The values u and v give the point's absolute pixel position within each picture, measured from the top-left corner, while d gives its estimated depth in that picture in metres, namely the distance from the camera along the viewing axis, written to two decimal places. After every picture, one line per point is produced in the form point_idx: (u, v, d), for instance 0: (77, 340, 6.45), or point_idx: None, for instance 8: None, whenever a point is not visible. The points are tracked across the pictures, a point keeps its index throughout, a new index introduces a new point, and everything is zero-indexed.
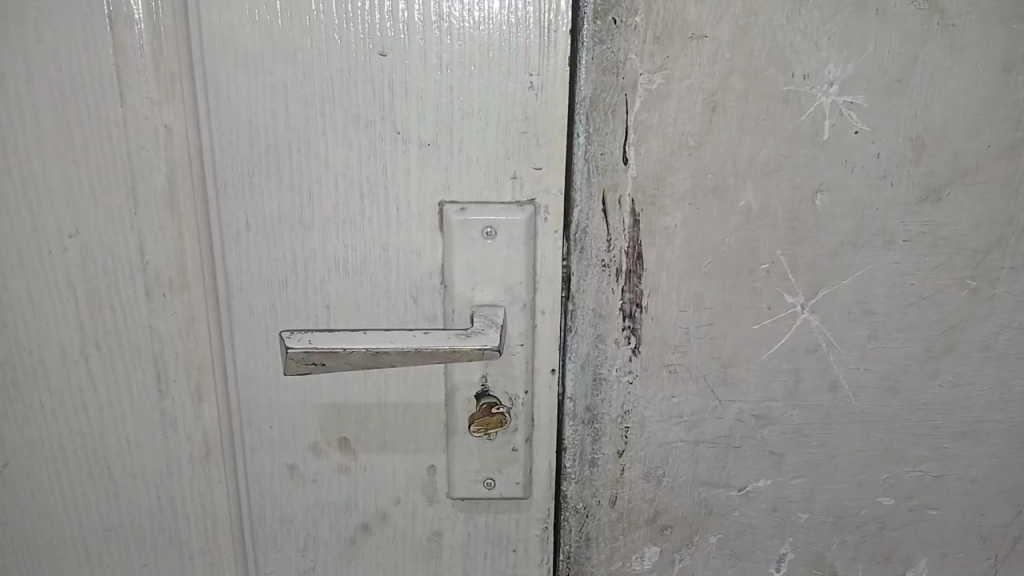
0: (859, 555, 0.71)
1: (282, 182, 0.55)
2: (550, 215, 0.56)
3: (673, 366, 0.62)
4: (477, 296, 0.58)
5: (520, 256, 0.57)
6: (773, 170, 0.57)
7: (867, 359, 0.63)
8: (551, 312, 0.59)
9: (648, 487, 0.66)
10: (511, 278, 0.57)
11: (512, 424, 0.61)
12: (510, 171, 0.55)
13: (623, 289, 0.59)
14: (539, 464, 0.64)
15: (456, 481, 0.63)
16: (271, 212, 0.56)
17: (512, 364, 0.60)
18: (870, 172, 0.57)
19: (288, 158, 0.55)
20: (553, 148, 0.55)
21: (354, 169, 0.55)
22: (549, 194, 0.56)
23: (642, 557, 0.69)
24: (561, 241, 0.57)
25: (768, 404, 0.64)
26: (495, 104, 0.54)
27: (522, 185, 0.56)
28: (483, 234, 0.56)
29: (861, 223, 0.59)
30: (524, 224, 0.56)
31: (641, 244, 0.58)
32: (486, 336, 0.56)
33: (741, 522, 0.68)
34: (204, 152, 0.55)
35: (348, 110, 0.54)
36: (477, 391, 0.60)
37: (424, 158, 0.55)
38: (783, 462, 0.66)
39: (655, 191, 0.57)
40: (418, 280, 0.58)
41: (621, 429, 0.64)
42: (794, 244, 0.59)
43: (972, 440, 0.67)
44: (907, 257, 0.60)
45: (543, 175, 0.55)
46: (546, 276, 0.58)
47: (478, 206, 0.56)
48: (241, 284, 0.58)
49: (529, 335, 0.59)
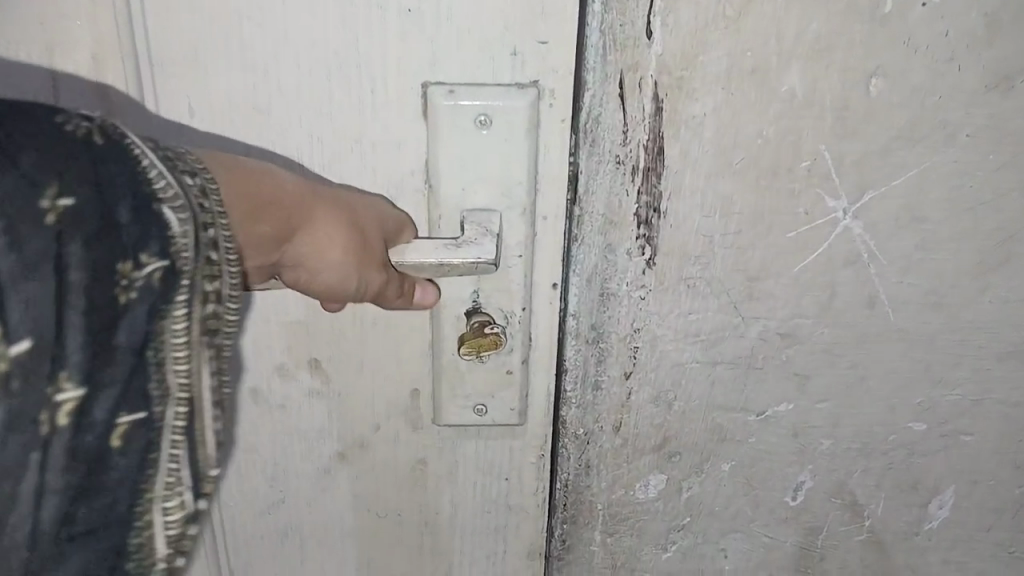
0: (882, 481, 0.65)
1: (234, 61, 0.46)
2: (557, 100, 0.48)
3: (692, 280, 0.54)
4: (467, 199, 0.50)
5: (521, 151, 0.48)
6: (821, 50, 0.48)
7: (910, 272, 0.55)
8: (555, 218, 0.51)
9: (657, 413, 0.59)
10: (511, 179, 0.49)
11: (508, 345, 0.54)
12: (509, 46, 0.46)
13: (639, 191, 0.51)
14: (536, 386, 0.57)
15: (442, 408, 0.56)
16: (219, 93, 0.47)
17: (509, 277, 0.52)
18: (935, 53, 0.48)
19: (239, 28, 0.45)
20: (563, 19, 0.46)
21: (320, 42, 0.46)
22: (556, 75, 0.47)
23: (646, 486, 0.63)
24: (568, 133, 0.49)
25: (796, 321, 0.56)
26: None
27: (523, 64, 0.47)
28: (477, 123, 0.48)
29: (920, 115, 0.50)
30: (526, 112, 0.47)
31: (662, 137, 0.49)
32: (479, 247, 0.48)
33: (757, 448, 0.62)
34: (134, 18, 0.45)
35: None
36: (469, 308, 0.53)
37: (406, 30, 0.46)
38: (807, 385, 0.59)
39: (682, 72, 0.48)
40: (397, 179, 0.50)
41: (630, 350, 0.57)
42: (839, 138, 0.50)
43: (1015, 361, 0.60)
44: (968, 156, 0.51)
45: (550, 51, 0.47)
46: (549, 175, 0.50)
47: (471, 89, 0.47)
48: None
49: (528, 244, 0.51)
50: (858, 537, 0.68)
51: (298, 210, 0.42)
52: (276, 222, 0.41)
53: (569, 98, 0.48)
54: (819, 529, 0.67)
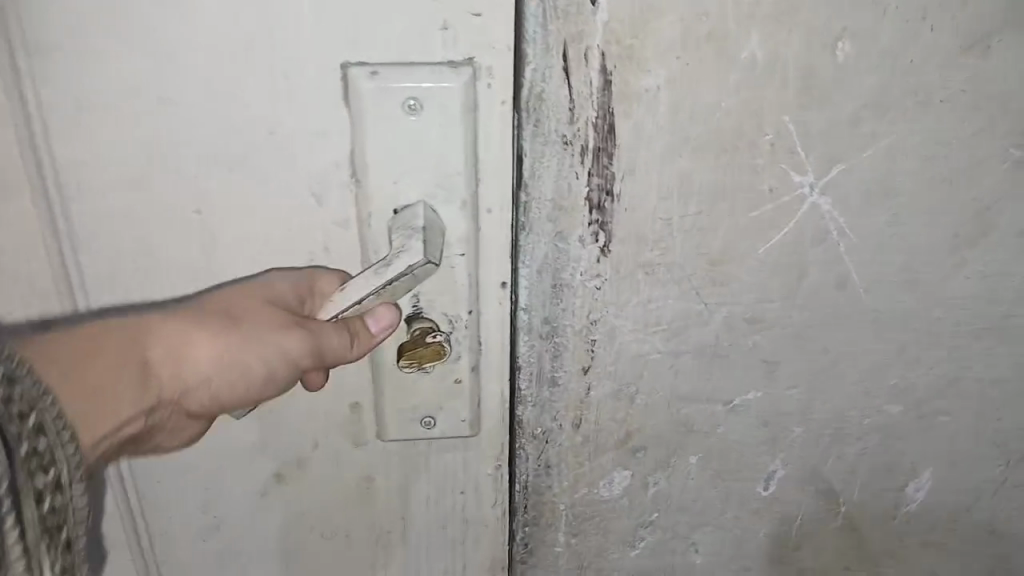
0: (857, 467, 0.62)
1: (117, 44, 0.41)
2: (495, 79, 0.43)
3: (651, 266, 0.50)
4: (400, 193, 0.45)
5: (457, 137, 0.44)
6: (785, 11, 0.43)
7: (883, 248, 0.52)
8: (500, 211, 0.46)
9: (619, 407, 0.56)
10: (447, 169, 0.44)
11: (454, 352, 0.50)
12: (439, 20, 0.42)
13: (590, 173, 0.47)
14: (490, 394, 0.53)
15: (386, 419, 0.52)
16: (101, 83, 0.41)
17: (453, 278, 0.47)
18: (907, 12, 0.44)
19: (120, 4, 0.40)
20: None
21: (223, 23, 0.41)
22: (493, 51, 0.42)
23: (611, 483, 0.59)
24: (511, 114, 0.44)
25: (764, 304, 0.53)
26: None
27: (455, 40, 0.42)
28: (406, 108, 0.43)
29: (890, 80, 0.46)
30: (460, 93, 0.43)
31: (613, 113, 0.45)
32: (411, 252, 0.44)
33: (726, 440, 0.58)
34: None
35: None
36: (409, 314, 0.48)
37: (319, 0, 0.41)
38: (777, 371, 0.56)
39: (633, 40, 0.43)
40: (321, 171, 0.45)
41: (587, 342, 0.53)
42: (806, 108, 0.46)
43: (995, 338, 0.57)
44: (941, 123, 0.48)
45: (486, 25, 0.42)
46: (491, 164, 0.45)
47: (396, 70, 0.42)
48: (76, 192, 0.44)
49: (470, 242, 0.47)
50: (832, 523, 0.65)
51: (139, 335, 0.42)
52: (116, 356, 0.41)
53: (508, 77, 0.43)
54: (792, 518, 0.64)
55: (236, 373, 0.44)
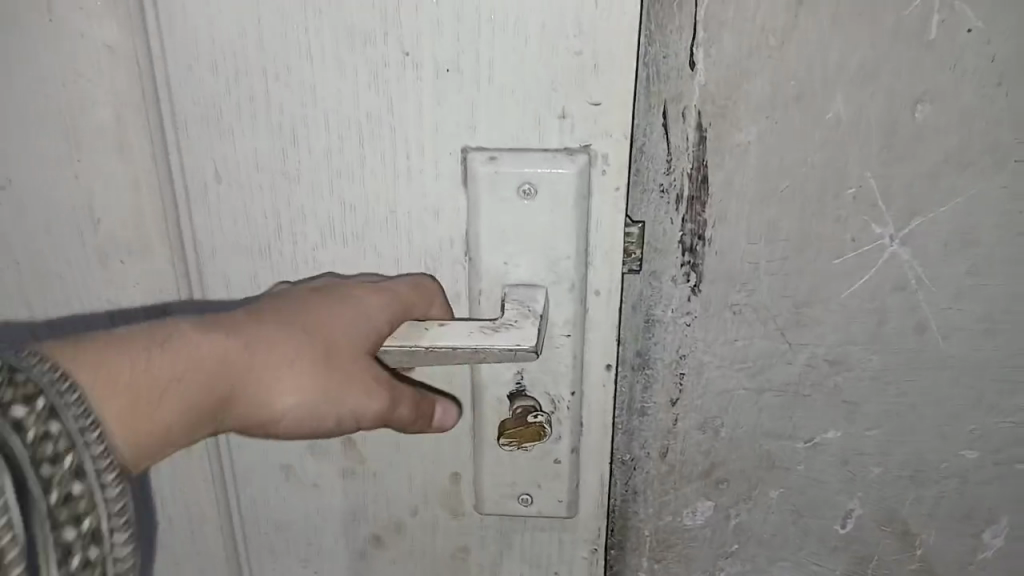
0: (936, 509, 0.64)
1: (259, 122, 0.49)
2: (611, 166, 0.48)
3: (739, 306, 0.54)
4: (511, 271, 0.51)
5: (567, 219, 0.49)
6: (866, 76, 0.47)
7: (962, 298, 0.55)
8: (607, 292, 0.51)
9: (704, 439, 0.59)
10: (558, 252, 0.50)
11: (555, 433, 0.55)
12: (558, 110, 0.47)
13: (684, 219, 0.52)
14: (591, 440, 0.56)
15: (485, 479, 0.57)
16: (248, 155, 0.50)
17: (557, 357, 0.53)
18: (982, 78, 0.48)
19: (267, 91, 0.48)
20: (612, 80, 0.46)
21: (353, 98, 0.48)
22: (610, 140, 0.47)
23: (694, 512, 0.63)
24: (621, 201, 0.49)
25: (845, 347, 0.56)
26: (538, 18, 0.45)
27: (573, 129, 0.47)
28: (522, 190, 0.49)
29: (968, 140, 0.49)
30: (573, 177, 0.48)
31: (706, 166, 0.50)
32: (519, 330, 0.48)
33: (806, 477, 0.61)
34: (161, 82, 0.49)
35: (341, 23, 0.46)
36: (514, 391, 0.54)
37: (444, 89, 0.47)
38: (858, 412, 0.59)
39: (726, 101, 0.48)
40: (436, 248, 0.52)
41: (677, 376, 0.57)
42: (887, 164, 0.50)
43: None
44: (1019, 181, 0.51)
45: (603, 114, 0.47)
46: (602, 247, 0.50)
47: (511, 155, 0.48)
48: (212, 250, 0.53)
49: (574, 322, 0.52)
50: (910, 565, 0.67)
51: (232, 369, 0.45)
52: (194, 388, 0.44)
53: (622, 166, 0.48)
54: (870, 557, 0.66)
55: (309, 424, 0.47)
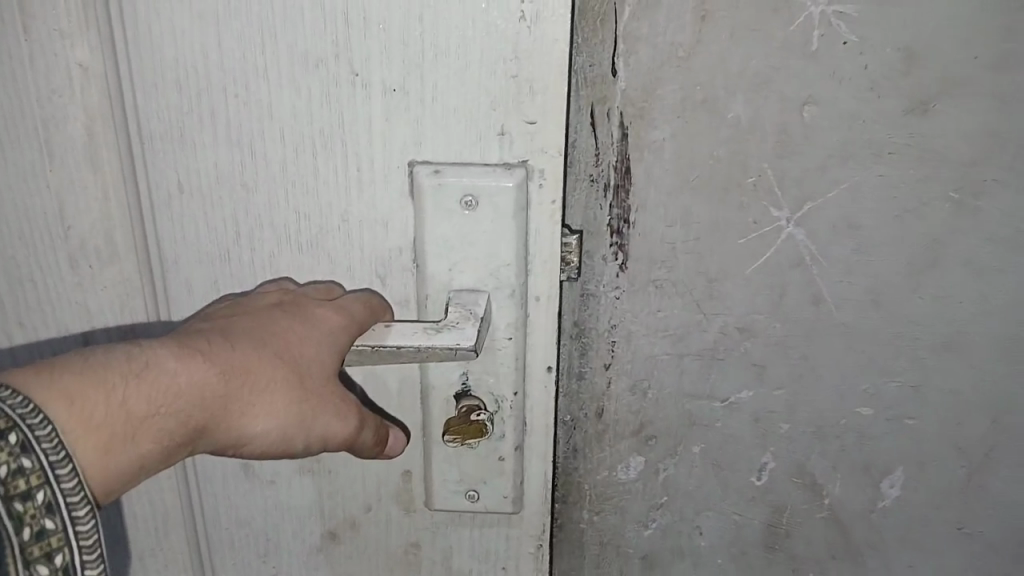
0: (838, 462, 0.73)
1: (221, 136, 0.56)
2: (547, 179, 0.55)
3: (660, 281, 0.63)
4: (455, 278, 0.58)
5: (507, 227, 0.56)
6: (761, 83, 0.56)
7: (852, 273, 0.63)
8: (547, 297, 0.59)
9: (634, 399, 0.68)
10: (499, 259, 0.57)
11: (499, 432, 0.63)
12: (497, 127, 0.54)
13: (611, 205, 0.60)
14: (535, 430, 0.64)
15: (437, 468, 0.64)
16: (211, 168, 0.57)
17: (500, 359, 0.60)
18: (857, 84, 0.57)
19: (227, 109, 0.55)
20: (545, 100, 0.53)
21: (305, 118, 0.55)
22: (545, 154, 0.55)
23: (628, 467, 0.71)
24: (558, 211, 0.56)
25: (753, 317, 0.65)
26: (479, 43, 0.52)
27: (512, 144, 0.55)
28: (465, 202, 0.56)
29: (849, 136, 0.58)
30: (514, 191, 0.55)
31: (629, 159, 0.59)
32: (461, 331, 0.55)
33: (724, 433, 0.70)
34: (130, 104, 0.56)
35: (300, 48, 0.53)
36: (460, 390, 0.61)
37: (391, 105, 0.54)
38: (766, 374, 0.67)
39: (644, 104, 0.57)
40: (387, 256, 0.59)
41: (609, 343, 0.65)
42: (782, 157, 0.59)
43: (951, 353, 0.67)
44: (893, 170, 0.59)
45: (539, 131, 0.54)
46: (541, 253, 0.58)
47: (455, 169, 0.56)
48: (176, 257, 0.60)
49: (516, 326, 0.59)
50: (819, 514, 0.75)
51: (210, 401, 0.48)
52: (179, 419, 0.47)
53: (557, 179, 0.56)
54: (784, 508, 0.75)
55: (271, 445, 0.52)
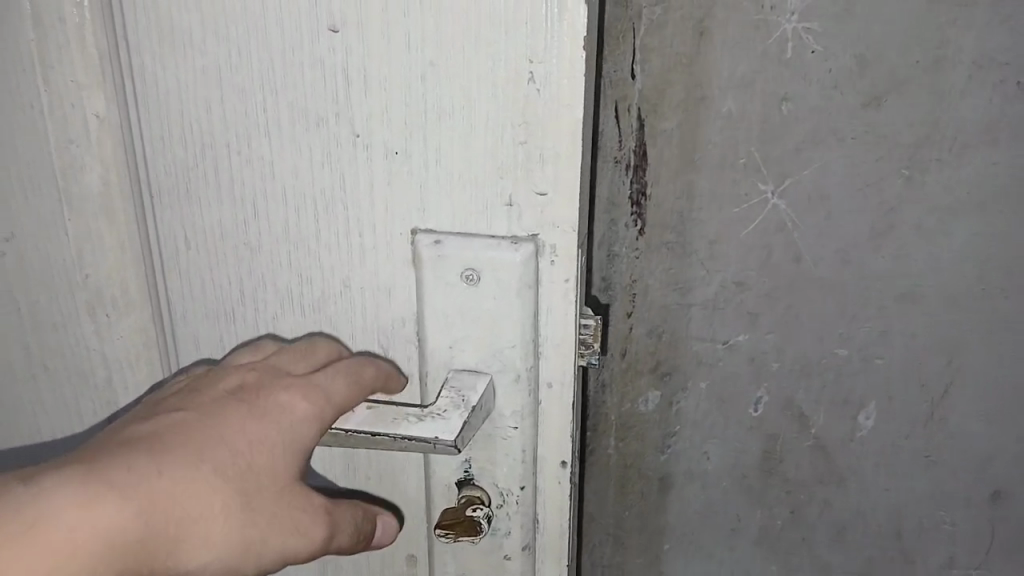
0: (821, 397, 0.86)
1: (224, 194, 0.53)
2: (558, 255, 0.51)
3: (671, 244, 0.79)
4: (456, 353, 0.54)
5: (509, 301, 0.52)
6: (747, 84, 0.72)
7: (825, 235, 0.78)
8: (560, 383, 0.55)
9: (651, 341, 0.84)
10: (501, 341, 0.53)
11: (505, 525, 0.58)
12: (506, 197, 0.50)
13: (632, 181, 0.76)
14: (548, 523, 0.59)
15: (435, 554, 0.59)
16: (212, 226, 0.54)
17: (509, 448, 0.55)
18: (823, 84, 0.72)
19: (231, 165, 0.52)
20: (555, 171, 0.49)
21: (305, 176, 0.52)
22: (557, 230, 0.50)
23: (646, 400, 0.87)
24: (572, 289, 0.52)
25: (745, 272, 0.80)
26: (486, 101, 0.47)
27: (519, 216, 0.50)
28: (465, 276, 0.52)
29: (817, 125, 0.74)
30: (517, 262, 0.51)
31: (645, 145, 0.75)
32: (444, 421, 0.50)
33: (725, 372, 0.85)
34: (139, 157, 0.53)
35: (297, 102, 0.50)
36: (461, 479, 0.56)
37: (394, 169, 0.50)
38: (758, 321, 0.82)
39: (656, 101, 0.73)
40: (388, 326, 0.55)
41: (630, 295, 0.82)
42: (766, 141, 0.74)
43: (910, 302, 0.80)
44: (854, 151, 0.74)
45: (550, 200, 0.49)
46: (553, 336, 0.53)
47: (458, 240, 0.51)
48: (184, 315, 0.57)
49: (525, 416, 0.55)
50: (807, 442, 0.89)
51: (133, 549, 0.41)
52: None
53: (569, 257, 0.51)
54: (778, 436, 0.88)
55: (213, 574, 0.46)
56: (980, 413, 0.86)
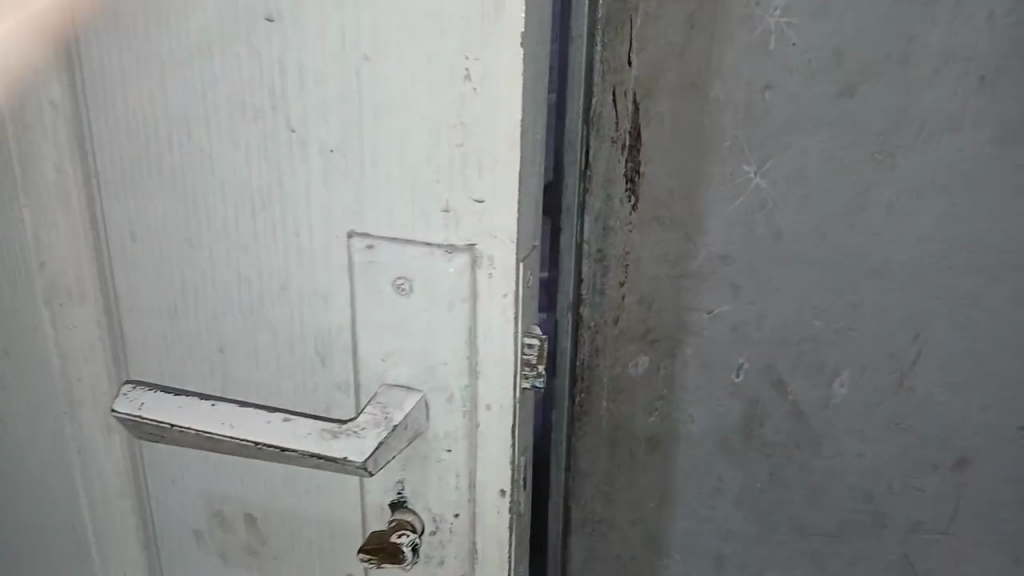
0: (797, 365, 0.92)
1: (166, 185, 0.54)
2: (496, 270, 0.48)
3: (662, 218, 0.88)
4: (391, 373, 0.52)
5: (441, 322, 0.50)
6: (732, 72, 0.81)
7: (802, 213, 0.85)
8: (499, 407, 0.51)
9: (642, 309, 0.92)
10: (435, 360, 0.50)
11: (441, 552, 0.55)
12: (441, 204, 0.48)
13: (627, 159, 0.86)
14: (491, 558, 0.54)
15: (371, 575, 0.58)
16: (151, 219, 0.55)
17: (442, 474, 0.53)
18: (802, 73, 0.80)
19: (172, 155, 0.53)
20: (492, 178, 0.46)
21: (244, 171, 0.51)
22: (493, 239, 0.48)
23: (635, 364, 0.95)
24: (510, 306, 0.49)
25: (730, 246, 0.88)
26: (420, 98, 0.46)
27: (456, 223, 0.48)
28: (397, 287, 0.50)
29: (797, 111, 0.81)
30: (454, 273, 0.48)
31: (640, 126, 0.84)
32: (357, 440, 0.48)
33: (709, 339, 0.92)
34: (91, 135, 0.54)
35: (240, 97, 0.49)
36: (395, 499, 0.54)
37: (329, 167, 0.49)
38: (740, 292, 0.89)
39: (649, 85, 0.83)
40: (322, 335, 0.53)
41: (623, 264, 0.91)
42: (750, 125, 0.82)
43: (881, 277, 0.86)
44: (830, 136, 0.81)
45: (487, 210, 0.47)
46: (490, 363, 0.50)
47: (388, 252, 0.50)
48: (131, 305, 0.58)
49: (459, 441, 0.52)
50: (784, 408, 0.94)
51: None
52: None
53: (508, 269, 0.48)
54: (757, 402, 0.94)
55: None
56: (949, 384, 0.89)
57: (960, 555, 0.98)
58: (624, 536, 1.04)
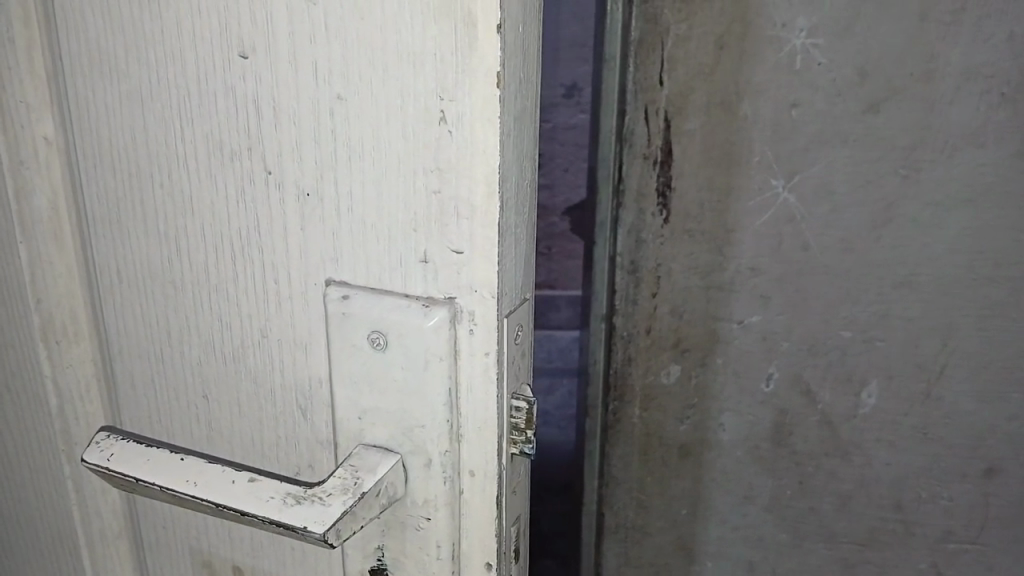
0: (827, 374, 0.92)
1: (154, 221, 0.38)
2: (478, 325, 0.32)
3: (693, 231, 0.90)
4: (367, 434, 0.35)
5: (430, 391, 0.33)
6: (759, 90, 0.82)
7: (830, 226, 0.86)
8: (485, 476, 0.34)
9: (673, 321, 0.94)
10: (411, 420, 0.34)
11: None
12: (419, 252, 0.32)
13: (659, 174, 0.88)
14: None
15: None
16: (140, 261, 0.39)
17: (426, 541, 0.35)
18: (828, 92, 0.81)
19: (155, 179, 0.37)
20: (471, 228, 0.30)
21: (222, 217, 0.36)
22: (475, 295, 0.31)
23: (667, 373, 0.97)
24: (496, 371, 0.32)
25: (759, 258, 0.89)
26: (391, 129, 0.30)
27: (435, 278, 0.32)
28: (371, 340, 0.33)
29: (823, 127, 0.82)
30: (435, 338, 0.32)
31: (671, 143, 0.87)
32: (318, 507, 0.31)
33: (739, 349, 0.94)
34: (78, 160, 0.39)
35: (211, 133, 0.34)
36: (374, 568, 0.36)
37: (307, 220, 0.34)
38: (770, 302, 0.91)
39: (679, 105, 0.85)
40: (307, 384, 0.36)
41: (655, 276, 0.93)
42: (778, 141, 0.84)
43: (907, 289, 0.87)
44: (857, 151, 0.83)
45: (463, 265, 0.31)
46: (473, 422, 0.33)
47: (365, 297, 0.33)
48: (122, 350, 0.42)
49: (440, 504, 0.34)
50: (814, 417, 0.95)
51: None
52: None
53: (494, 328, 0.32)
54: (787, 410, 0.95)
55: None
56: (977, 394, 0.89)
57: (989, 563, 0.98)
58: (658, 542, 1.06)
